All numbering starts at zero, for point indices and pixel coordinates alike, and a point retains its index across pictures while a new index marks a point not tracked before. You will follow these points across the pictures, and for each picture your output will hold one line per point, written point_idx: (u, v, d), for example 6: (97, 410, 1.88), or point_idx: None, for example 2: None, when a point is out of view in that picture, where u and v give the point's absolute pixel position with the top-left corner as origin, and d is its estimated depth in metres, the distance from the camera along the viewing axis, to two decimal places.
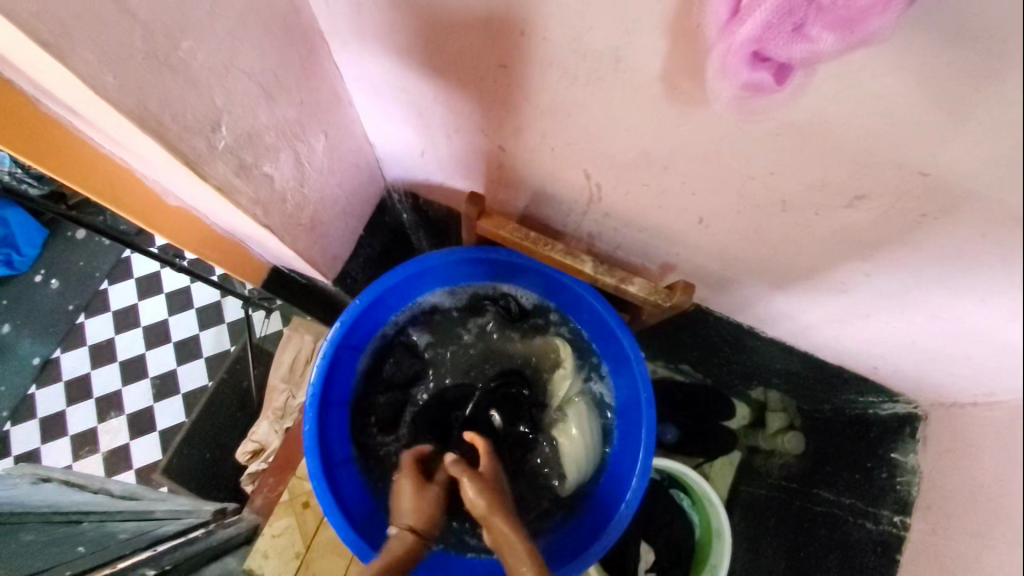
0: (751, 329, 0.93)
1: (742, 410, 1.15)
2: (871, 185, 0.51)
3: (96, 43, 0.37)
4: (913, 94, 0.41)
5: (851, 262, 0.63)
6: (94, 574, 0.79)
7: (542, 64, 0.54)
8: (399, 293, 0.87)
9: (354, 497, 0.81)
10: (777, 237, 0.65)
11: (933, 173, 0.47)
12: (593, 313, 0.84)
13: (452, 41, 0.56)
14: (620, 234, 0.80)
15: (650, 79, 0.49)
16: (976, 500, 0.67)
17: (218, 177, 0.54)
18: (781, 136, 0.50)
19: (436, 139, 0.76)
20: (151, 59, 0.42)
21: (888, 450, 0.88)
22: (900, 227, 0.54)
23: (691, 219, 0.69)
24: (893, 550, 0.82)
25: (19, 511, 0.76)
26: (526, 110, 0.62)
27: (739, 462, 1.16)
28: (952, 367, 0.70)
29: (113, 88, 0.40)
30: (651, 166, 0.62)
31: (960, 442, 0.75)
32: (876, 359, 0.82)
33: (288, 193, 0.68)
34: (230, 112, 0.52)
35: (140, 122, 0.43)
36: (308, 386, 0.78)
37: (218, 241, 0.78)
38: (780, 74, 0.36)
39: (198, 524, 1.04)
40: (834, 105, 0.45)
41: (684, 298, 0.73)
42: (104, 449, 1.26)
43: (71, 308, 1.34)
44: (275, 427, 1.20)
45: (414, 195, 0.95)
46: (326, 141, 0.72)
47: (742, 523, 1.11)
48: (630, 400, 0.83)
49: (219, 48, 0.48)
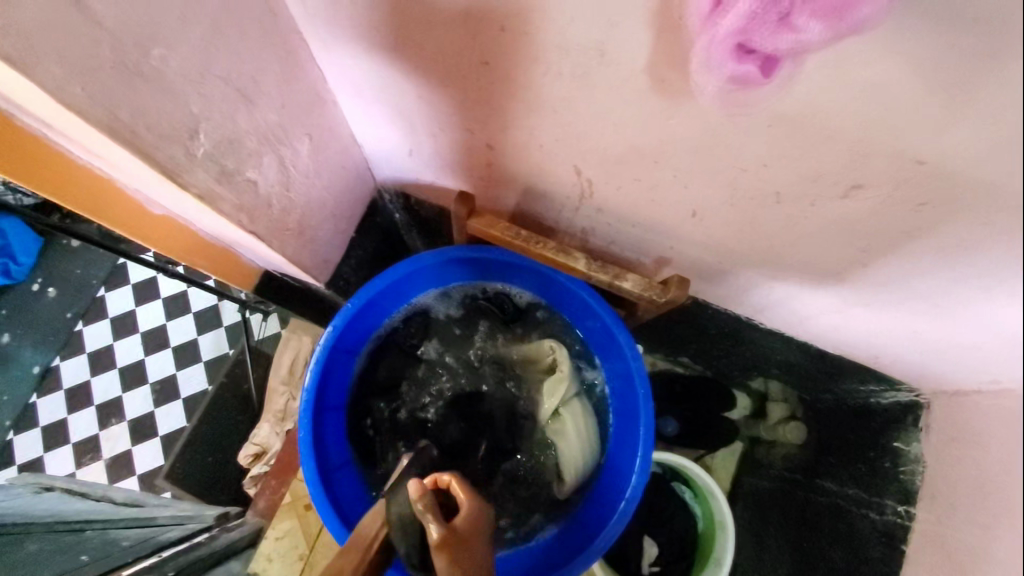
0: (749, 320, 0.92)
1: (742, 400, 1.14)
2: (866, 174, 0.50)
3: (63, 56, 0.36)
4: (906, 82, 0.40)
5: (849, 252, 0.62)
6: None
7: (526, 60, 0.53)
8: (391, 295, 0.86)
9: (352, 500, 0.80)
10: (773, 229, 0.64)
11: (930, 161, 0.45)
12: (587, 309, 0.83)
13: (434, 38, 0.55)
14: (613, 229, 0.79)
15: (635, 73, 0.48)
16: (983, 488, 0.67)
17: (199, 186, 0.53)
18: (772, 128, 0.49)
19: (423, 138, 0.75)
20: (122, 68, 0.41)
21: (891, 440, 0.88)
22: (898, 217, 0.53)
23: (684, 212, 0.68)
24: (897, 540, 0.83)
25: (25, 522, 0.79)
26: (513, 107, 0.61)
27: (742, 452, 1.12)
28: (954, 355, 0.69)
29: (81, 99, 0.38)
30: (642, 160, 0.61)
31: (965, 429, 0.74)
32: (875, 348, 0.81)
33: (273, 198, 0.66)
34: (208, 119, 0.51)
35: (111, 134, 0.42)
36: (301, 391, 0.77)
37: (206, 248, 0.77)
38: (766, 66, 0.34)
39: (201, 528, 1.02)
40: (825, 96, 0.44)
41: (680, 294, 0.73)
42: (108, 455, 1.27)
43: (70, 316, 1.38)
44: (276, 430, 1.19)
45: (405, 194, 0.94)
46: (310, 143, 0.71)
47: (745, 513, 1.08)
48: (626, 396, 0.82)
49: (193, 54, 0.47)
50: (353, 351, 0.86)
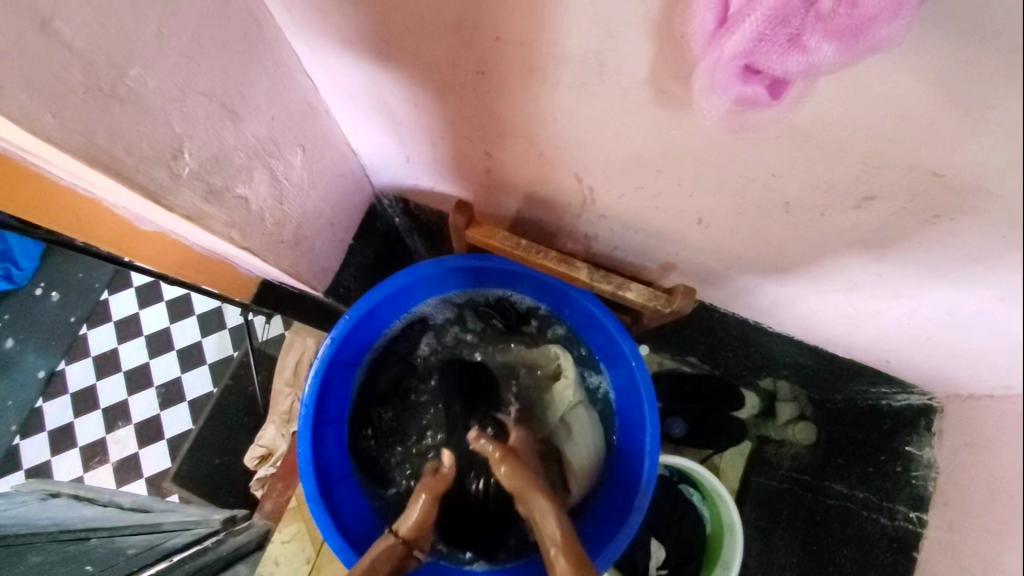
0: (758, 324, 0.90)
1: (751, 398, 1.08)
2: (879, 185, 0.48)
3: (29, 83, 0.34)
4: (925, 95, 0.37)
5: (860, 262, 0.60)
6: None
7: (521, 70, 0.51)
8: (390, 306, 0.84)
9: (352, 513, 0.79)
10: (781, 237, 0.62)
11: (947, 174, 0.43)
12: (588, 316, 0.81)
13: (426, 49, 0.53)
14: (616, 235, 0.76)
15: (636, 84, 0.46)
16: (997, 496, 0.65)
17: (186, 207, 0.51)
18: (778, 139, 0.46)
19: (419, 145, 0.73)
20: (95, 92, 0.39)
21: (903, 443, 0.87)
22: (913, 227, 0.51)
23: (690, 220, 0.65)
24: (909, 546, 0.84)
25: (28, 533, 0.78)
26: (511, 116, 0.59)
27: (750, 453, 1.06)
28: (966, 363, 0.67)
29: (53, 128, 0.37)
30: (645, 169, 0.59)
31: (981, 436, 0.72)
32: (888, 354, 0.79)
33: (266, 212, 0.65)
34: (192, 137, 0.49)
35: (89, 159, 0.40)
36: (300, 407, 0.75)
37: (202, 262, 0.76)
38: (775, 88, 0.32)
39: (208, 533, 1.01)
40: (837, 107, 0.41)
41: (686, 304, 0.71)
42: (114, 459, 1.28)
43: (73, 320, 1.35)
44: (282, 431, 1.18)
45: (405, 200, 0.92)
46: (304, 154, 0.69)
47: (753, 514, 1.02)
48: (631, 402, 0.80)
49: (172, 71, 0.45)
50: (352, 363, 0.84)
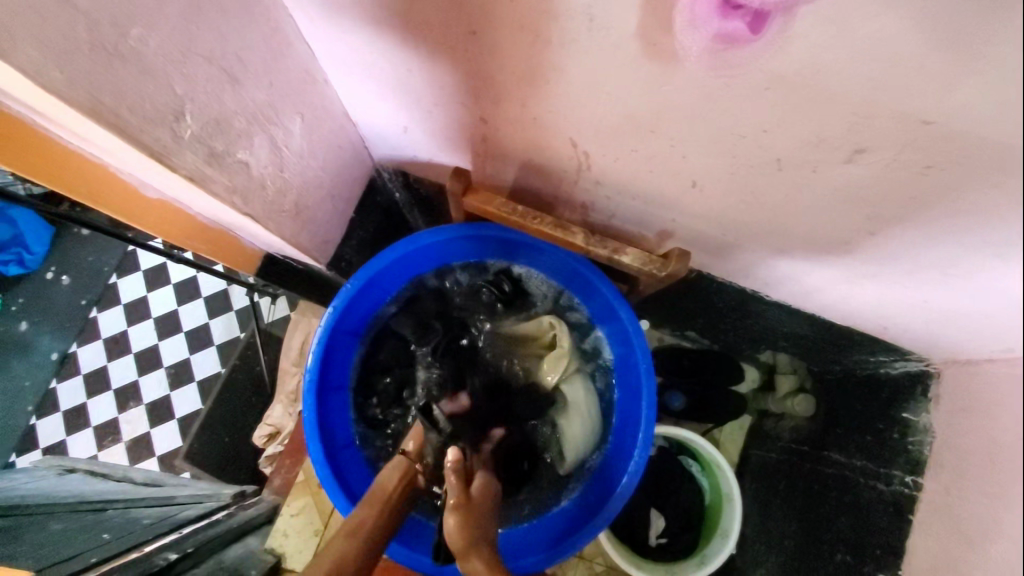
0: (756, 293, 0.91)
1: (751, 372, 1.12)
2: (871, 138, 0.48)
3: (38, 37, 0.35)
4: (908, 36, 0.38)
5: (854, 221, 0.60)
6: (123, 556, 0.74)
7: (513, 31, 0.52)
8: (391, 275, 0.85)
9: (359, 478, 0.81)
10: (774, 198, 0.63)
11: (936, 121, 0.44)
12: (587, 284, 0.83)
13: (421, 10, 0.53)
14: (614, 202, 0.77)
15: (626, 38, 0.47)
16: (996, 461, 0.64)
17: (189, 168, 0.53)
18: (765, 90, 0.47)
19: (416, 113, 0.74)
20: (100, 51, 0.40)
21: (901, 410, 0.85)
22: (905, 181, 0.51)
23: (685, 182, 0.66)
24: (904, 510, 0.81)
25: (45, 505, 0.80)
26: (505, 79, 0.60)
27: (750, 427, 1.12)
28: (961, 325, 0.67)
29: (61, 82, 0.38)
30: (637, 130, 0.59)
31: (976, 401, 0.71)
32: (888, 320, 0.79)
33: (267, 179, 0.66)
34: (193, 100, 0.51)
35: (95, 116, 0.41)
36: (305, 371, 0.77)
37: (206, 232, 0.78)
38: (754, 23, 0.41)
39: (219, 506, 1.02)
40: (821, 55, 0.42)
41: (680, 267, 0.71)
42: (126, 438, 1.32)
43: (83, 303, 1.39)
44: (291, 411, 1.18)
45: (404, 173, 0.93)
46: (302, 123, 0.70)
47: (754, 486, 1.08)
48: (626, 359, 0.82)
49: (173, 33, 0.46)
50: (355, 331, 0.86)
